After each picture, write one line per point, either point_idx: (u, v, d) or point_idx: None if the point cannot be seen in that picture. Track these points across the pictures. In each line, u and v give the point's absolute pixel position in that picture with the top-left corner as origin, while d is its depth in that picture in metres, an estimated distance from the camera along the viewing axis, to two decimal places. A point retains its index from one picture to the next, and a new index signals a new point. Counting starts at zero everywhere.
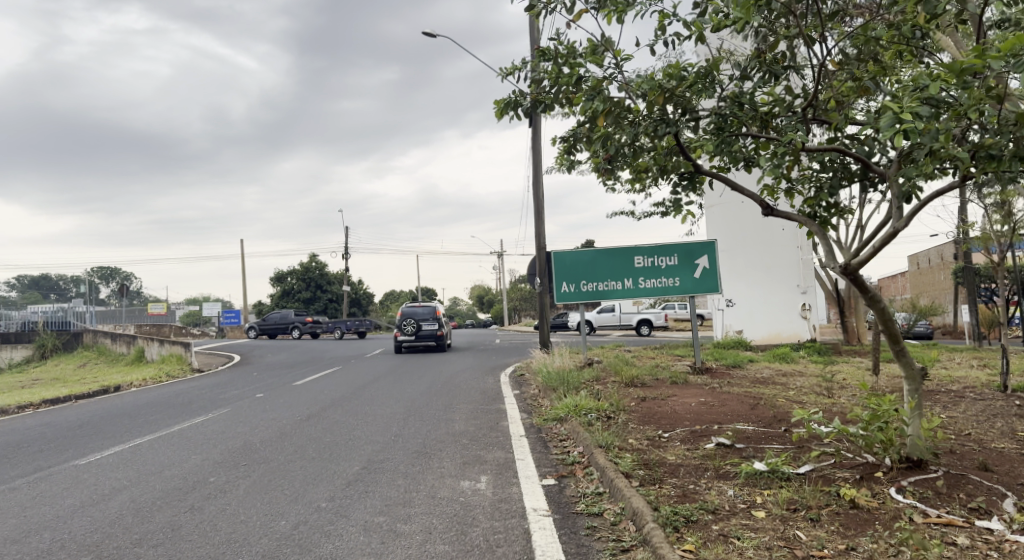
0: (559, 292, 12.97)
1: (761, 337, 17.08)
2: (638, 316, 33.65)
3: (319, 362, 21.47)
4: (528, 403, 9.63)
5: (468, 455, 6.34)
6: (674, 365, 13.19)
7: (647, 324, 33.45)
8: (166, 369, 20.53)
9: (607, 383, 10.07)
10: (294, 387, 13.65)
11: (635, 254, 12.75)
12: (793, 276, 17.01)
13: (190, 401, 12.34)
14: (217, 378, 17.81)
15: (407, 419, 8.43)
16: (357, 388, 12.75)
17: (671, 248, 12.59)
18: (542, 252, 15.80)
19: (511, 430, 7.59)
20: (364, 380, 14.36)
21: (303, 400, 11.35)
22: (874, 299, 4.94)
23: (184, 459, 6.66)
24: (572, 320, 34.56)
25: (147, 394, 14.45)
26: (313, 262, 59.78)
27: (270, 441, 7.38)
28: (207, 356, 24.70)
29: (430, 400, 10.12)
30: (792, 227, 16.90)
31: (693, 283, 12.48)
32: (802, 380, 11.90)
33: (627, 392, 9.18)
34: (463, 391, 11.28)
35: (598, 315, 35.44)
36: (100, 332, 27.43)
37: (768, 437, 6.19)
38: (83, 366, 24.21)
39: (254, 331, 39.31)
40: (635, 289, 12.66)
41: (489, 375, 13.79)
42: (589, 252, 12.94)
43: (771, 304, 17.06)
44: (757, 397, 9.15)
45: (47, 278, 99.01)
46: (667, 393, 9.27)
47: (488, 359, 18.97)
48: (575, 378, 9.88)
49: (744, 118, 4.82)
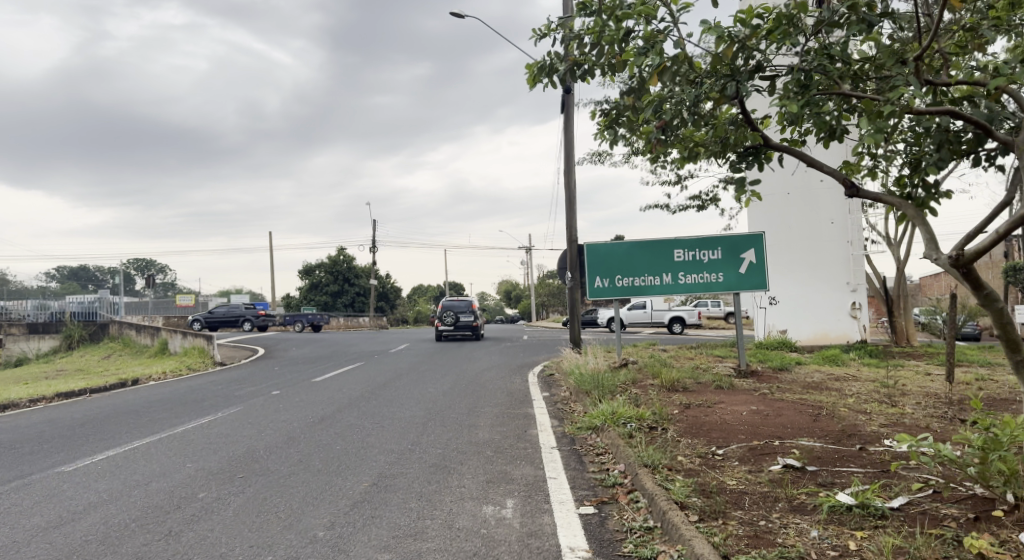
0: (592, 287, 12.14)
1: (807, 338, 16.12)
2: (670, 313, 32.66)
3: (342, 358, 20.90)
4: (559, 407, 8.84)
5: (492, 471, 5.55)
6: (715, 366, 12.29)
7: (680, 322, 32.40)
8: (186, 362, 20.13)
9: (646, 387, 9.22)
10: (313, 384, 13.02)
11: (675, 247, 11.85)
12: (842, 273, 15.95)
13: (203, 398, 11.76)
14: (236, 373, 17.30)
15: (427, 425, 7.67)
16: (379, 386, 12.05)
17: (715, 241, 11.66)
18: (573, 246, 14.94)
19: (541, 440, 6.79)
20: (386, 378, 13.68)
21: (320, 399, 10.68)
22: (990, 298, 4.06)
23: (178, 468, 6.00)
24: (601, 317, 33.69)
25: (162, 389, 13.92)
26: (341, 255, 59.55)
27: (277, 448, 6.69)
28: (231, 350, 24.30)
29: (453, 403, 9.37)
30: (842, 221, 15.84)
31: (738, 279, 11.55)
32: (857, 386, 10.94)
33: (669, 398, 8.34)
34: (490, 393, 10.49)
35: (629, 312, 34.45)
36: (124, 324, 27.22)
37: (842, 457, 5.33)
38: (107, 358, 23.99)
39: (197, 323, 36.94)
40: (674, 285, 11.78)
41: (517, 375, 13.02)
42: (624, 244, 12.06)
43: (817, 303, 16.07)
44: (814, 406, 8.25)
45: (85, 270, 101.10)
46: (713, 400, 8.40)
47: (516, 356, 18.21)
48: (611, 381, 9.06)
49: (833, 74, 4.01)
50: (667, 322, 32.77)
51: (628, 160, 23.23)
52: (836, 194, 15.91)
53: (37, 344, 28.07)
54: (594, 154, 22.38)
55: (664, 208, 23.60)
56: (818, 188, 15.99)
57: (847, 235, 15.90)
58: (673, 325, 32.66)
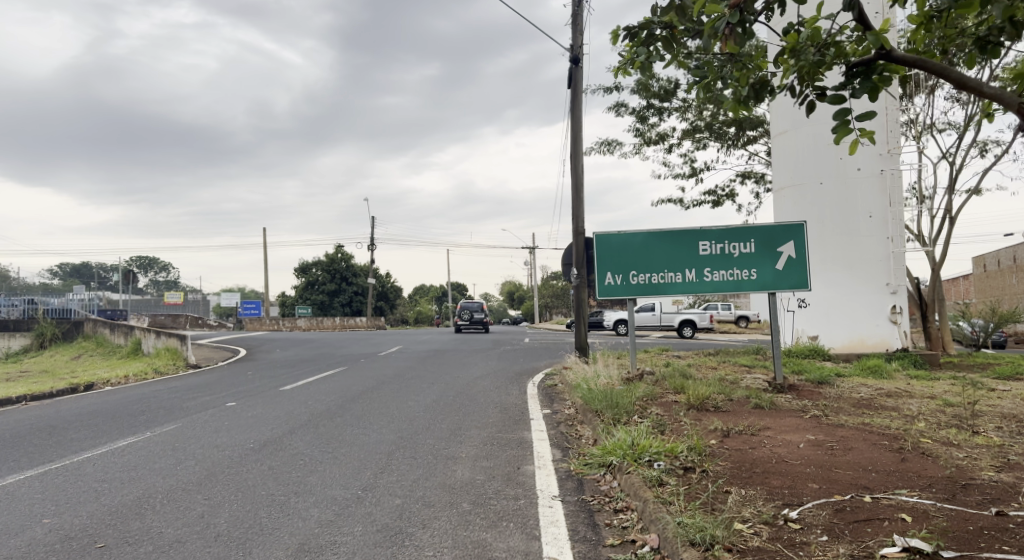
0: (601, 285, 10.44)
1: (841, 346, 14.40)
2: (679, 316, 30.97)
3: (326, 361, 19.21)
4: (562, 432, 7.13)
5: (463, 543, 3.86)
6: (744, 378, 10.56)
7: (689, 326, 30.70)
8: (156, 364, 18.43)
9: (671, 408, 7.53)
10: (280, 394, 11.33)
11: (699, 238, 10.12)
12: (881, 272, 14.18)
13: (148, 410, 10.06)
14: (205, 378, 15.57)
15: (393, 457, 5.99)
16: (353, 398, 10.37)
17: (748, 232, 9.95)
18: (579, 238, 13.21)
19: (538, 485, 5.09)
20: (366, 387, 11.99)
21: (277, 414, 9.01)
22: None
23: (25, 528, 4.32)
24: (606, 320, 31.95)
25: (112, 397, 12.22)
26: (338, 253, 57.86)
27: (188, 491, 5.05)
28: (211, 351, 22.58)
29: (433, 423, 7.68)
30: (882, 213, 14.16)
31: (775, 276, 9.86)
32: (917, 404, 9.21)
33: (701, 423, 6.63)
34: (481, 410, 8.77)
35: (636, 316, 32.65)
36: (100, 322, 25.47)
37: (984, 533, 3.55)
38: (77, 358, 22.34)
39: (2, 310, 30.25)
40: (698, 283, 10.06)
41: (513, 385, 11.34)
42: (640, 235, 10.34)
43: (852, 307, 14.29)
44: (885, 435, 6.51)
45: (85, 266, 99.86)
46: (757, 425, 6.71)
47: (514, 362, 16.50)
48: (626, 397, 7.37)
49: None
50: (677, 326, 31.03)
51: (640, 152, 21.51)
52: (875, 184, 14.21)
53: (7, 342, 26.29)
54: (603, 144, 20.65)
55: (677, 204, 21.91)
56: (854, 177, 14.27)
57: (888, 230, 14.18)
58: (683, 329, 30.93)
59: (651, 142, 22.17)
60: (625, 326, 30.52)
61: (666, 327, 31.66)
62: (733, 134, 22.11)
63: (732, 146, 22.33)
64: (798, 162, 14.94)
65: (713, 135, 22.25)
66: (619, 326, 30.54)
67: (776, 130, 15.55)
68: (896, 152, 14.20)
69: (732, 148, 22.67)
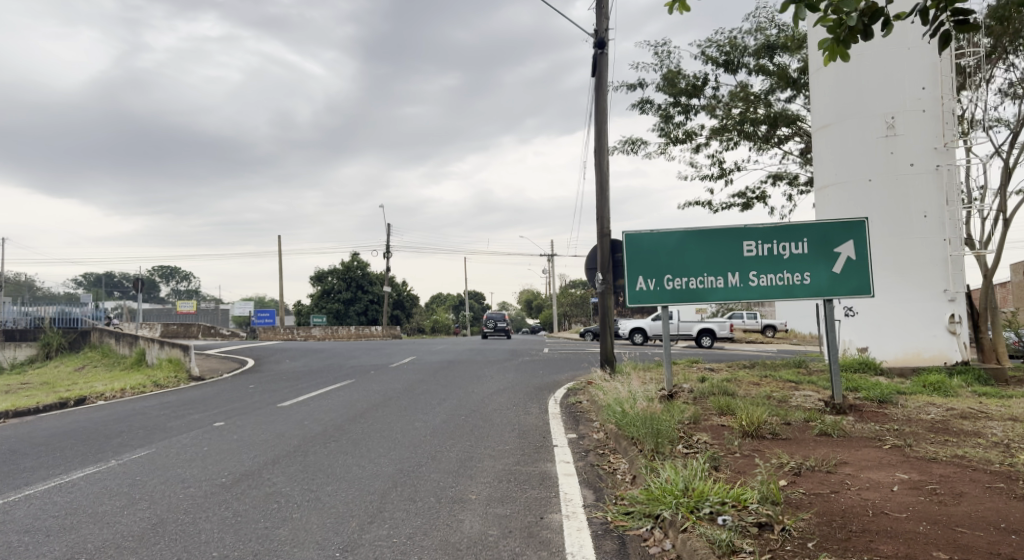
0: (632, 291, 9.21)
1: (894, 359, 13.10)
2: (699, 324, 29.67)
3: (334, 372, 18.15)
4: (594, 466, 5.98)
5: None
6: (794, 397, 9.30)
7: (709, 335, 29.46)
8: (156, 376, 17.49)
9: (724, 437, 6.38)
10: (275, 412, 10.27)
11: (744, 238, 8.94)
12: (937, 277, 12.89)
13: (125, 431, 8.97)
14: (203, 391, 14.54)
15: (388, 503, 4.90)
16: (354, 416, 9.26)
17: (800, 230, 8.77)
18: (605, 239, 12.06)
19: (568, 545, 3.99)
20: (371, 403, 10.90)
21: (265, 436, 7.92)
22: None
23: None
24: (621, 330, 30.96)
25: (97, 414, 11.23)
26: (354, 261, 57.22)
27: (123, 551, 3.97)
28: (218, 362, 21.65)
29: (439, 452, 6.58)
30: (938, 212, 12.90)
31: (830, 281, 8.69)
32: (1000, 428, 7.92)
33: (763, 460, 5.47)
34: (496, 433, 7.64)
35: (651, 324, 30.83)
36: (106, 331, 24.68)
37: None
38: (80, 370, 21.50)
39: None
40: (743, 289, 8.87)
41: (533, 402, 10.17)
42: (675, 234, 9.14)
43: (906, 317, 13.00)
44: (991, 473, 5.29)
45: (106, 276, 100.26)
46: (834, 459, 5.54)
47: (534, 374, 15.32)
48: (668, 423, 6.21)
49: None
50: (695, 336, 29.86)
51: (666, 151, 20.38)
52: (929, 181, 12.94)
53: (13, 352, 25.69)
54: (627, 143, 19.57)
55: (706, 207, 20.70)
56: (906, 174, 13.01)
57: (944, 231, 12.89)
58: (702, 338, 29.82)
59: (678, 141, 20.98)
60: (643, 334, 29.68)
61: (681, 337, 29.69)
62: (764, 133, 20.95)
63: (763, 145, 21.14)
64: (843, 157, 13.70)
65: (743, 133, 21.11)
66: (635, 334, 29.47)
67: (818, 123, 14.32)
68: (952, 146, 12.95)
69: (763, 148, 21.52)
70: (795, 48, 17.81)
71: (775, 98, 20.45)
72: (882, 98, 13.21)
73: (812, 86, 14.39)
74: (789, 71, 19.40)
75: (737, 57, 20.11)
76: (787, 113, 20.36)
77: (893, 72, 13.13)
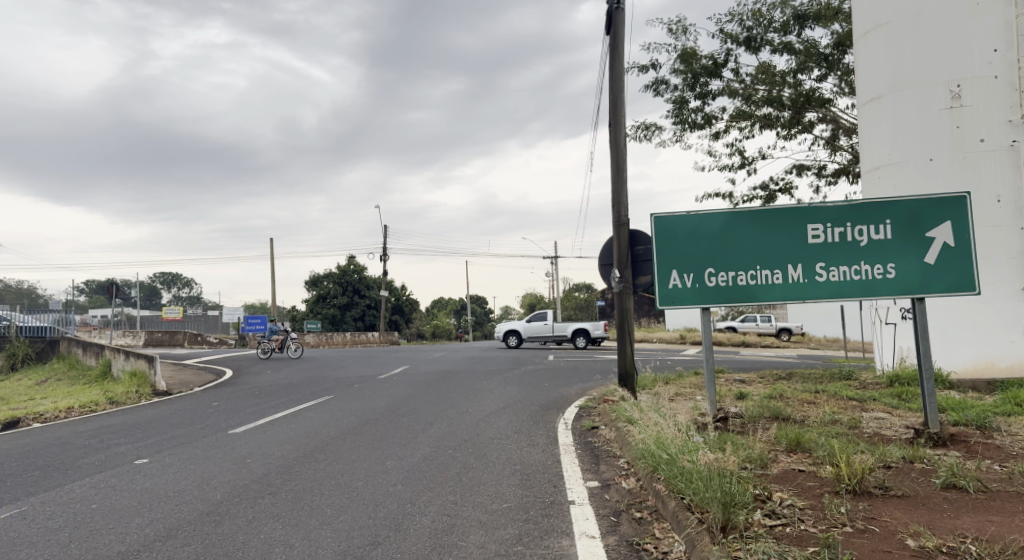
0: (664, 289, 7.28)
1: (963, 369, 11.12)
2: (574, 326, 28.83)
3: (316, 384, 16.18)
4: (636, 547, 4.04)
5: None
6: (869, 426, 7.36)
7: (584, 336, 28.41)
8: (114, 391, 15.58)
9: (818, 497, 4.42)
10: (221, 440, 8.36)
11: (807, 220, 7.02)
12: (1015, 272, 10.88)
13: (18, 470, 7.01)
14: (160, 410, 12.59)
15: None
16: (311, 450, 7.27)
17: (880, 208, 6.87)
18: (622, 229, 10.14)
19: None
20: (342, 427, 8.98)
21: (187, 484, 5.96)
22: None
23: None
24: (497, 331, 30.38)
25: (15, 442, 9.34)
26: (350, 264, 55.40)
27: None
28: (193, 374, 19.71)
29: (410, 519, 4.65)
30: (1016, 195, 10.93)
31: (921, 276, 6.79)
32: None
33: (900, 555, 3.53)
34: (489, 481, 5.66)
35: (527, 324, 29.45)
36: (74, 340, 22.67)
37: None
38: (40, 384, 19.52)
39: None
40: (807, 286, 6.96)
41: (540, 428, 8.25)
42: (718, 217, 7.22)
43: (977, 319, 11.04)
44: None
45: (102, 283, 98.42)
46: (1011, 541, 3.60)
47: (539, 387, 13.37)
48: (739, 480, 4.28)
49: None
50: (571, 336, 28.90)
51: (682, 138, 18.46)
52: (1004, 159, 10.96)
53: None
54: (641, 129, 17.67)
55: (726, 199, 18.80)
56: (975, 151, 11.06)
57: None
58: (576, 339, 28.90)
59: (695, 126, 19.06)
60: (516, 338, 29.94)
61: (555, 337, 28.14)
62: (789, 117, 19.07)
63: (788, 130, 19.24)
64: (898, 134, 11.80)
65: (767, 117, 19.18)
66: (510, 337, 29.90)
67: (866, 96, 12.46)
68: None
69: (788, 135, 19.61)
70: (830, 17, 15.89)
71: (802, 78, 18.48)
72: (945, 64, 11.26)
73: (860, 53, 12.52)
74: (819, 47, 17.50)
75: (761, 33, 18.20)
76: (816, 95, 18.47)
77: (959, 33, 11.16)
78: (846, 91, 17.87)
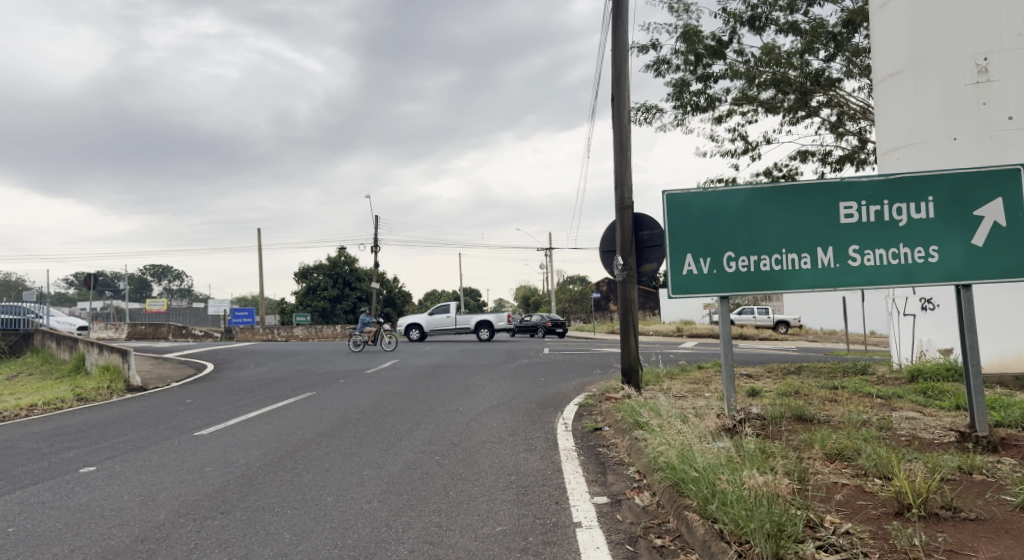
0: (677, 276, 6.49)
1: None
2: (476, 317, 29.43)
3: (299, 379, 15.38)
4: None
5: None
6: (905, 428, 6.60)
7: (487, 328, 29.49)
8: (84, 388, 14.71)
9: (876, 522, 3.66)
10: (183, 444, 7.53)
11: (839, 198, 6.24)
12: None
13: None
14: (131, 408, 11.76)
15: None
16: (281, 456, 6.47)
17: (921, 184, 6.08)
18: (626, 213, 9.33)
19: None
20: (318, 428, 8.18)
21: (132, 498, 5.15)
22: None
23: None
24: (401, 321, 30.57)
25: None
26: (341, 256, 54.44)
27: None
28: (172, 368, 18.83)
29: (381, 550, 3.83)
30: None
31: (968, 260, 6.01)
32: None
33: None
34: (480, 496, 4.86)
35: (430, 317, 29.57)
36: (48, 334, 21.69)
37: None
38: (10, 379, 18.59)
39: None
40: (838, 272, 6.20)
41: (537, 429, 7.47)
42: (739, 194, 6.43)
43: None
44: None
45: None
46: None
47: (534, 383, 12.60)
48: (783, 504, 3.49)
49: None
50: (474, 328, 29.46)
51: (684, 122, 17.67)
52: None
53: None
54: (641, 111, 16.85)
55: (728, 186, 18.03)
56: (1003, 129, 10.33)
57: None
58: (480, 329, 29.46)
59: (697, 110, 18.25)
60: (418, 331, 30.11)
61: (458, 329, 28.37)
62: (794, 101, 18.30)
63: (793, 114, 18.48)
64: (919, 111, 11.04)
65: (771, 100, 18.38)
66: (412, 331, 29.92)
67: (884, 72, 11.68)
68: None
69: (793, 120, 18.84)
70: None
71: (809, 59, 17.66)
72: (972, 35, 10.47)
73: (878, 26, 11.73)
74: (828, 26, 16.68)
75: (766, 13, 17.38)
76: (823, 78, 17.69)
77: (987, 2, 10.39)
78: (854, 73, 17.09)
